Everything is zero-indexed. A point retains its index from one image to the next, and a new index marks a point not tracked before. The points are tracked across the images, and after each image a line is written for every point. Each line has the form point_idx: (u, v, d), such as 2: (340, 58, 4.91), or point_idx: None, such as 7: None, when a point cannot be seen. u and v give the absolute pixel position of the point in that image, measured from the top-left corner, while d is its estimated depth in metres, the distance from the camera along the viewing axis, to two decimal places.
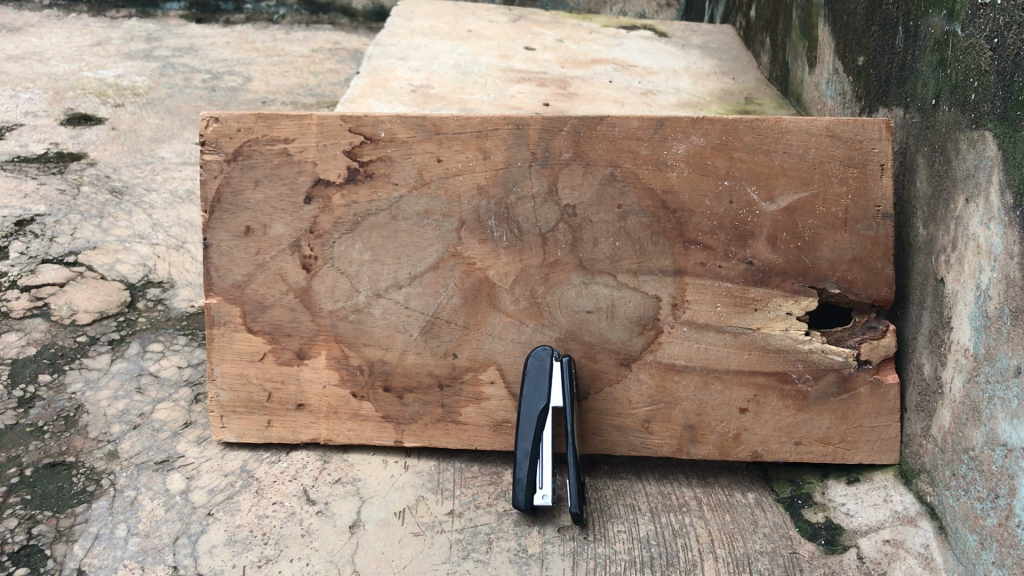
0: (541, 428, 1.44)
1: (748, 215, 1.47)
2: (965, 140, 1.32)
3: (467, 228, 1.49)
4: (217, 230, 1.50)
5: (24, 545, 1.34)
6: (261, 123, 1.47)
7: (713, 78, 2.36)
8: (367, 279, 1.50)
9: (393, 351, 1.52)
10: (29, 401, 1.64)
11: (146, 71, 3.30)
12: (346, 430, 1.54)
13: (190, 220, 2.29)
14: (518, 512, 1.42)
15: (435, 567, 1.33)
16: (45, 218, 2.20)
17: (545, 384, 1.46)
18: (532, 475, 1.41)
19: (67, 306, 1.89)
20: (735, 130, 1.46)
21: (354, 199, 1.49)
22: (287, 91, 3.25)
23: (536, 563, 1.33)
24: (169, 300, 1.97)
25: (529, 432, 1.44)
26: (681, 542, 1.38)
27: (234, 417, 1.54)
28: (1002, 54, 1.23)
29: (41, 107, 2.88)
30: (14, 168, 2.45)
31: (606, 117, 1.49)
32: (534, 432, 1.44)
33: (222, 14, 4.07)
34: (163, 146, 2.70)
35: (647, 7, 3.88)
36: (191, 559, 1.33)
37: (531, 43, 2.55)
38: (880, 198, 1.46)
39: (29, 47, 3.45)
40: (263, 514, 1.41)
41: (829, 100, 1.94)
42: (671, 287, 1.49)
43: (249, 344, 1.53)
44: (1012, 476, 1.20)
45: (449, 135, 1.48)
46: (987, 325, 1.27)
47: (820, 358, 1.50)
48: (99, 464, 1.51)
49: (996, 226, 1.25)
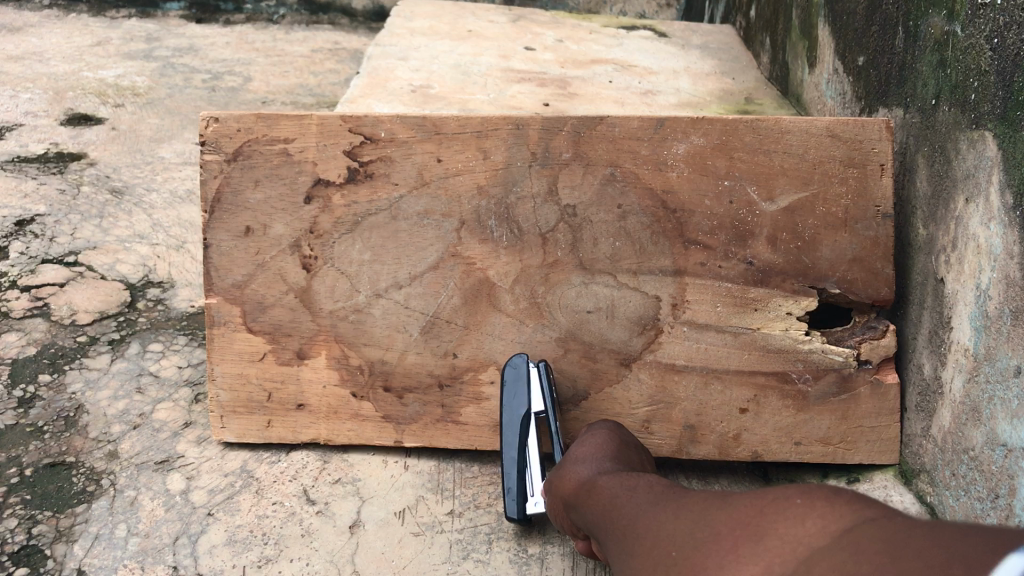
0: (522, 436, 1.43)
1: (748, 215, 1.47)
2: (965, 141, 1.32)
3: (467, 228, 1.49)
4: (217, 230, 1.49)
5: (24, 545, 1.34)
6: (261, 123, 1.47)
7: (713, 78, 2.36)
8: (367, 279, 1.50)
9: (393, 351, 1.52)
10: (29, 401, 1.64)
11: (146, 71, 3.30)
12: (346, 430, 1.53)
13: (190, 219, 2.29)
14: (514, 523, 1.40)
15: (435, 567, 1.33)
16: (45, 218, 2.20)
17: (523, 391, 1.45)
18: (522, 484, 1.38)
19: (67, 306, 1.89)
20: (735, 130, 1.46)
21: (354, 199, 1.49)
22: (286, 91, 3.25)
23: (536, 563, 1.34)
24: (169, 300, 1.97)
25: (512, 441, 1.43)
26: None
27: (234, 417, 1.54)
28: (1002, 54, 1.23)
29: (41, 107, 2.89)
30: (14, 168, 2.45)
31: (606, 117, 1.49)
32: (516, 441, 1.43)
33: (222, 14, 4.08)
34: (163, 146, 2.70)
35: (647, 7, 3.88)
36: (191, 559, 1.33)
37: (531, 43, 2.56)
38: (880, 198, 1.46)
39: (28, 47, 3.46)
40: (263, 514, 1.41)
41: (829, 100, 1.94)
42: (671, 287, 1.49)
43: (249, 344, 1.52)
44: (1012, 476, 1.20)
45: (449, 135, 1.48)
46: (987, 324, 1.27)
47: (820, 358, 1.50)
48: (99, 464, 1.51)
49: (996, 226, 1.25)
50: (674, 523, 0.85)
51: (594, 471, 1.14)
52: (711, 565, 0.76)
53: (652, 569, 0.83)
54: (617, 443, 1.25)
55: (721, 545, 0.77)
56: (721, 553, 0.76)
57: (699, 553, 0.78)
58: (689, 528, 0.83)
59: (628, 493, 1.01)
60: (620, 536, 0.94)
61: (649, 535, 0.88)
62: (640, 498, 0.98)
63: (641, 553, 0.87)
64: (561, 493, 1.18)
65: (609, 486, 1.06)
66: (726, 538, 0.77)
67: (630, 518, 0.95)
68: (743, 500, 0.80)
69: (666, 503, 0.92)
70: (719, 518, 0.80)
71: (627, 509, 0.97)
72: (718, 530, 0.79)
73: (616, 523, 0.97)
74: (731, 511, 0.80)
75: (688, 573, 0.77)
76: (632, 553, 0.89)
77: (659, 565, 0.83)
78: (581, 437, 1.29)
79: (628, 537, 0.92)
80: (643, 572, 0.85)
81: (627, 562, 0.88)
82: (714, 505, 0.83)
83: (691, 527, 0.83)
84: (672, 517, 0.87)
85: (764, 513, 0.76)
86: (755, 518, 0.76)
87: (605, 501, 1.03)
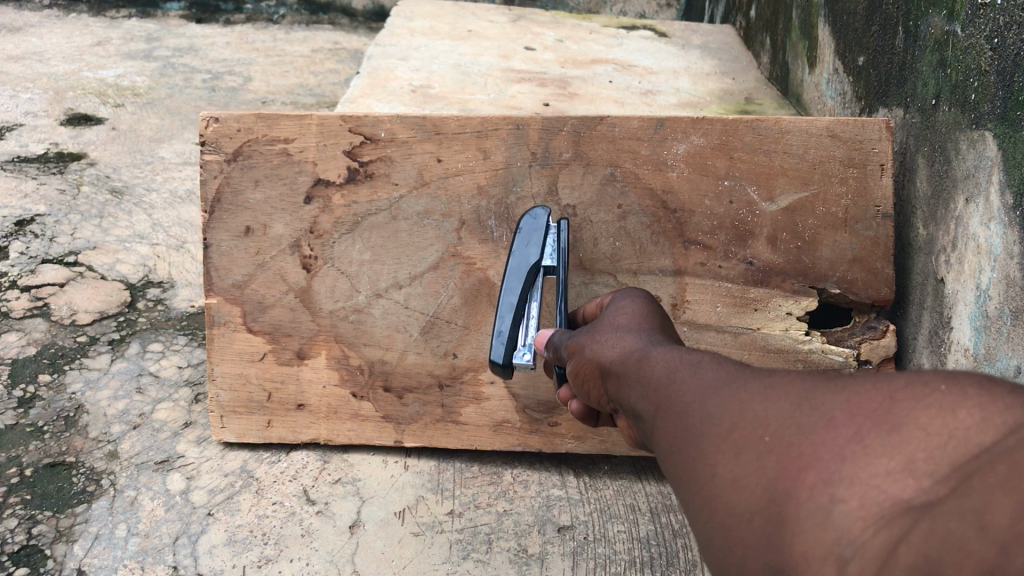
0: (528, 282, 1.27)
1: (748, 215, 1.47)
2: (965, 141, 1.32)
3: (467, 228, 1.49)
4: (217, 230, 1.49)
5: (24, 545, 1.34)
6: (261, 123, 1.47)
7: (714, 78, 2.36)
8: (367, 279, 1.50)
9: (393, 351, 1.52)
10: (29, 401, 1.64)
11: (146, 71, 3.30)
12: (346, 430, 1.53)
13: (190, 219, 2.29)
14: (494, 371, 1.19)
15: (435, 567, 1.33)
16: (45, 218, 2.20)
17: (536, 242, 1.33)
18: (515, 330, 1.20)
19: (67, 306, 1.89)
20: (735, 130, 1.46)
21: (354, 199, 1.49)
22: (287, 91, 3.25)
23: (536, 563, 1.34)
24: (169, 300, 1.97)
25: (516, 284, 1.26)
26: (681, 542, 1.39)
27: (234, 417, 1.54)
28: (1003, 54, 1.23)
29: (41, 108, 2.89)
30: (14, 168, 2.45)
31: (606, 117, 1.49)
32: (521, 286, 1.26)
33: (222, 14, 4.08)
34: (163, 146, 2.70)
35: (647, 7, 3.88)
36: (191, 559, 1.33)
37: (531, 43, 2.55)
38: (880, 198, 1.46)
39: (29, 47, 3.46)
40: (263, 514, 1.41)
41: (829, 100, 1.93)
42: (671, 287, 1.49)
43: (249, 344, 1.52)
44: None
45: (449, 135, 1.48)
46: (987, 325, 1.27)
47: (821, 359, 1.49)
48: (98, 464, 1.51)
49: (996, 226, 1.25)
50: (751, 395, 0.64)
51: (634, 337, 0.87)
52: (823, 460, 0.56)
53: (727, 461, 0.62)
54: (660, 310, 0.97)
55: (838, 435, 0.57)
56: (835, 444, 0.56)
57: (801, 439, 0.58)
58: (788, 411, 0.61)
59: (690, 367, 0.73)
60: (662, 404, 0.72)
61: (726, 419, 0.64)
62: (707, 368, 0.71)
63: (707, 435, 0.65)
64: (586, 367, 0.92)
65: (654, 350, 0.81)
66: (846, 426, 0.57)
67: (693, 396, 0.69)
68: (858, 377, 0.60)
69: (751, 380, 0.66)
70: (832, 402, 0.59)
71: (677, 374, 0.74)
72: (832, 414, 0.58)
73: (650, 384, 0.76)
74: (843, 391, 0.60)
75: (783, 466, 0.58)
76: (695, 443, 0.65)
77: (739, 458, 0.61)
78: (611, 307, 0.99)
79: (686, 419, 0.68)
80: (713, 463, 0.63)
81: (673, 440, 0.68)
82: (813, 381, 0.62)
83: (792, 412, 0.61)
84: (756, 394, 0.64)
85: (894, 398, 0.57)
86: (884, 403, 0.57)
87: (638, 368, 0.79)
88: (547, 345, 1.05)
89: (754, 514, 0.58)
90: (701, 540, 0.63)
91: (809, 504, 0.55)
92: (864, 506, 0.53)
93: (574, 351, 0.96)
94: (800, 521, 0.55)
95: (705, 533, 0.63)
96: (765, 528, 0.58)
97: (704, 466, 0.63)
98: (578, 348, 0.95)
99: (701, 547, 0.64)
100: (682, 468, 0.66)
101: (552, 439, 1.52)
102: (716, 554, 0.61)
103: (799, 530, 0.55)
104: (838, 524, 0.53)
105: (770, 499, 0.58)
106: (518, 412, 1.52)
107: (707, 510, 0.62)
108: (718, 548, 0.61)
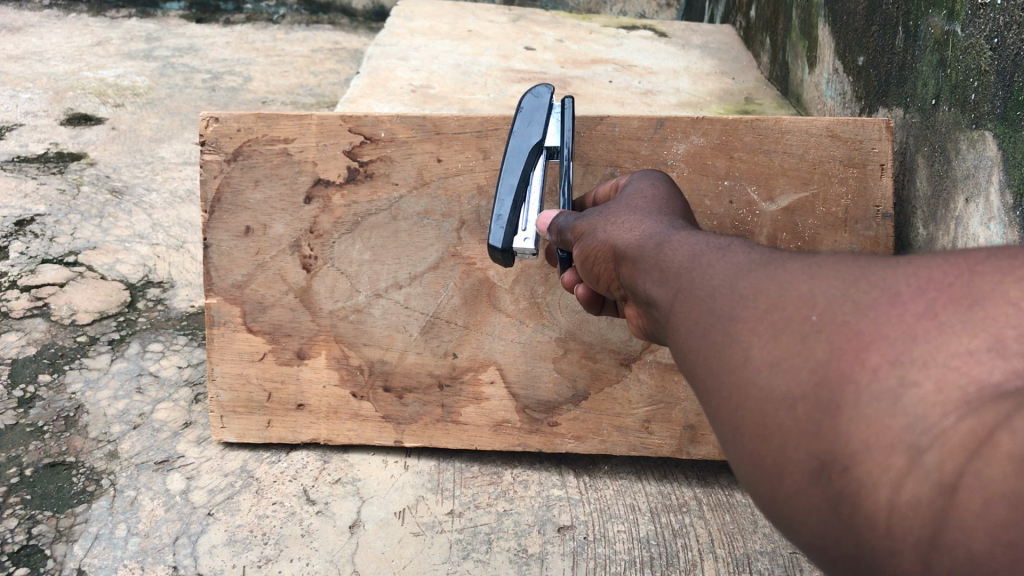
0: (530, 163, 1.24)
1: (748, 215, 1.47)
2: (965, 140, 1.32)
3: (467, 228, 1.48)
4: (217, 230, 1.49)
5: (24, 545, 1.34)
6: (261, 123, 1.47)
7: (714, 78, 2.36)
8: (367, 279, 1.50)
9: (393, 351, 1.51)
10: (29, 401, 1.64)
11: (146, 71, 3.29)
12: (346, 430, 1.54)
13: (190, 219, 2.29)
14: (492, 257, 1.15)
15: (435, 567, 1.33)
16: (45, 218, 2.21)
17: (540, 120, 1.30)
18: (516, 215, 1.16)
19: (67, 306, 1.89)
20: (735, 130, 1.46)
21: (354, 199, 1.49)
22: (287, 91, 3.24)
23: (536, 563, 1.34)
24: (169, 300, 1.97)
25: (517, 164, 1.23)
26: (681, 542, 1.39)
27: (234, 417, 1.54)
28: (1003, 54, 1.23)
29: (41, 107, 2.89)
30: (14, 168, 2.45)
31: (606, 117, 1.49)
32: (522, 167, 1.23)
33: (222, 14, 4.08)
34: (163, 146, 2.70)
35: (647, 7, 3.88)
36: (191, 559, 1.33)
37: (531, 43, 2.55)
38: (880, 198, 1.46)
39: (29, 47, 3.46)
40: (263, 514, 1.41)
41: (829, 100, 1.93)
42: None
43: (249, 344, 1.52)
44: None
45: (449, 135, 1.47)
46: None
47: None
48: (98, 464, 1.51)
49: (996, 226, 1.25)
50: (792, 277, 0.60)
51: (656, 227, 0.83)
52: (888, 338, 0.53)
53: (764, 344, 0.58)
54: (681, 205, 0.94)
55: (906, 311, 0.54)
56: (902, 322, 0.54)
57: (858, 318, 0.55)
58: (839, 291, 0.57)
59: (717, 254, 0.69)
60: (684, 290, 0.68)
61: (763, 302, 0.60)
62: (737, 254, 0.67)
63: (739, 318, 0.60)
64: (600, 256, 0.88)
65: (674, 240, 0.77)
66: (914, 304, 0.55)
67: (722, 280, 0.65)
68: (921, 257, 0.59)
69: (791, 262, 0.62)
70: (899, 280, 0.56)
71: (702, 260, 0.69)
72: (896, 291, 0.56)
73: (678, 269, 0.71)
74: (905, 268, 0.58)
75: (838, 349, 0.54)
76: (724, 326, 0.61)
77: (779, 340, 0.57)
78: (628, 200, 0.96)
79: (720, 299, 0.63)
80: (746, 345, 0.59)
81: (696, 325, 0.64)
82: (865, 262, 0.59)
83: (845, 290, 0.57)
84: (799, 276, 0.60)
85: (973, 276, 0.58)
86: (960, 281, 0.57)
87: (665, 256, 0.75)
88: (552, 229, 1.04)
89: (798, 401, 0.55)
90: (726, 428, 0.60)
91: (872, 387, 0.52)
92: (942, 390, 0.51)
93: (588, 241, 0.92)
94: (860, 406, 0.52)
95: (731, 422, 0.59)
96: (811, 415, 0.54)
97: (735, 349, 0.59)
98: (592, 237, 0.91)
99: (726, 436, 0.60)
100: (704, 353, 0.62)
101: (552, 439, 1.52)
102: (746, 440, 0.58)
103: (857, 415, 0.52)
104: (911, 409, 0.51)
105: (818, 383, 0.54)
106: (518, 411, 1.52)
107: (736, 396, 0.58)
108: (749, 434, 0.57)
